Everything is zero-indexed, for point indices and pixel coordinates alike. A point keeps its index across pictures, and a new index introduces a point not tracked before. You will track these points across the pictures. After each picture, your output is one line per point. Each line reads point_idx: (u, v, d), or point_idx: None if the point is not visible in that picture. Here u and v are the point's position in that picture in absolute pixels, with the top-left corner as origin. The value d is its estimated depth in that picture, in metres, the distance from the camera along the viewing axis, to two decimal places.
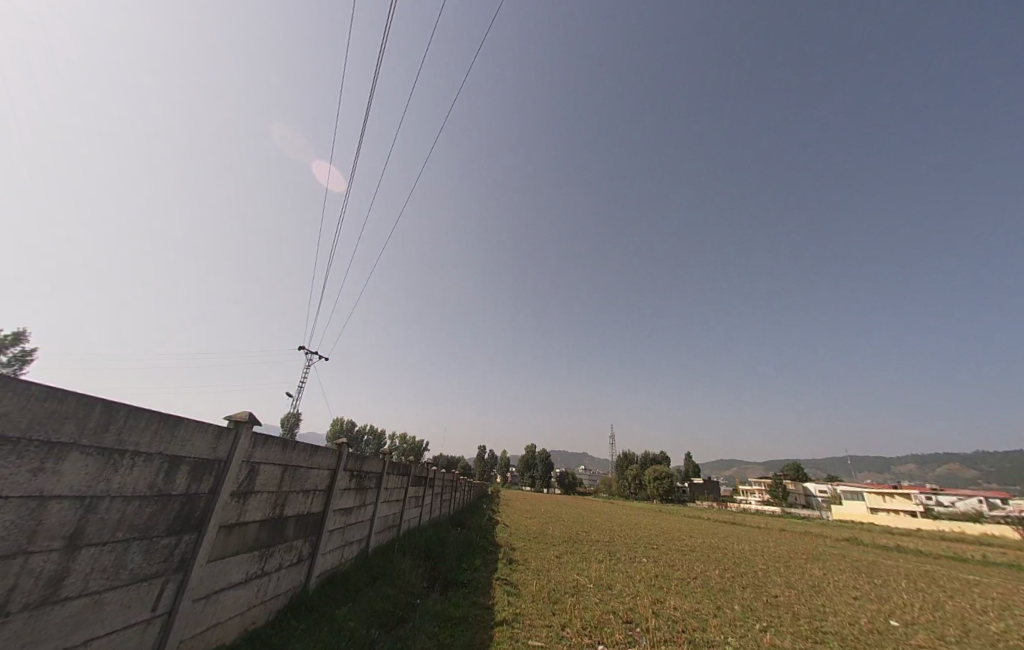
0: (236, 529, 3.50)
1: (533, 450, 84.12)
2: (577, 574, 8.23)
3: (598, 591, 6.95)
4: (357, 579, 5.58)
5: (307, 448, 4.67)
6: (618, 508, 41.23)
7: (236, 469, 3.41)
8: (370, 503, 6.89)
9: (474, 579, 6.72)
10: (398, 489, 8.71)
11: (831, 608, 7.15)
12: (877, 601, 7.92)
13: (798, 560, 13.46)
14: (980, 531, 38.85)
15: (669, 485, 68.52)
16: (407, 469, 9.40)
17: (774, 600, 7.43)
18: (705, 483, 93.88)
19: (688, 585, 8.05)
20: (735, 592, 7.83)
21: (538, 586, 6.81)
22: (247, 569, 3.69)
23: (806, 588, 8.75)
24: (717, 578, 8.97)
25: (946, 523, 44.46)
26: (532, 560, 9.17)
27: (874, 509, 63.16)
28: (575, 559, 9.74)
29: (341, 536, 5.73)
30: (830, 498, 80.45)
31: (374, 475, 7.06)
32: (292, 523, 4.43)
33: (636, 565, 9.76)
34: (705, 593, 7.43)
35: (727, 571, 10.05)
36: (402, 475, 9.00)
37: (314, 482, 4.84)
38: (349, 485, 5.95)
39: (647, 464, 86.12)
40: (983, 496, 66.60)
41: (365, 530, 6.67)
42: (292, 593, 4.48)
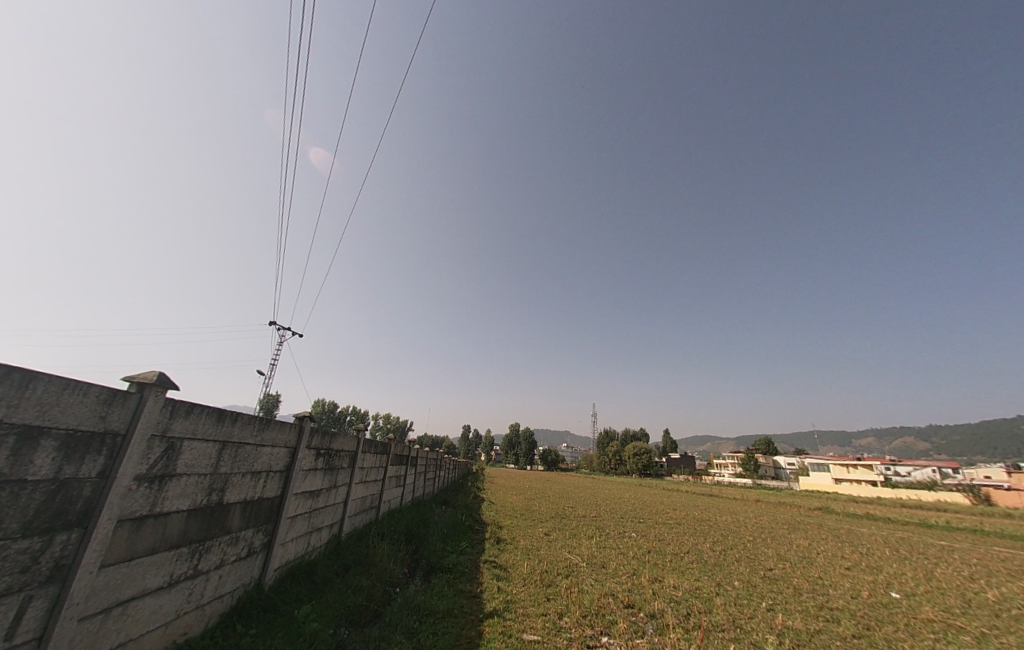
0: (150, 523, 2.69)
1: (517, 429, 85.16)
2: (569, 553, 7.80)
3: (593, 571, 6.51)
4: (326, 570, 4.90)
5: (256, 421, 3.84)
6: (601, 483, 42.15)
7: (142, 446, 2.55)
8: (344, 484, 6.18)
9: (459, 563, 6.14)
10: (377, 469, 8.00)
11: (829, 581, 6.94)
12: (871, 571, 7.81)
13: (780, 529, 13.64)
14: (935, 499, 41.42)
15: (649, 460, 70.82)
16: (387, 446, 8.67)
17: (772, 574, 7.19)
18: (682, 458, 97.44)
19: (684, 560, 7.74)
20: (731, 566, 7.58)
21: (530, 568, 6.30)
22: (171, 571, 2.92)
23: (799, 559, 8.62)
24: (710, 553, 8.74)
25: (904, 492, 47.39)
26: (521, 538, 8.72)
27: (839, 479, 66.79)
28: (564, 536, 9.35)
29: (306, 523, 4.99)
30: (798, 470, 84.81)
31: (347, 454, 6.30)
32: (237, 511, 3.64)
33: (628, 541, 9.46)
34: (703, 569, 7.12)
35: (718, 544, 9.90)
36: (381, 454, 8.28)
37: (268, 462, 4.04)
38: (315, 464, 5.16)
39: (628, 441, 88.70)
40: (937, 466, 71.23)
41: (336, 514, 5.96)
42: (240, 592, 3.76)
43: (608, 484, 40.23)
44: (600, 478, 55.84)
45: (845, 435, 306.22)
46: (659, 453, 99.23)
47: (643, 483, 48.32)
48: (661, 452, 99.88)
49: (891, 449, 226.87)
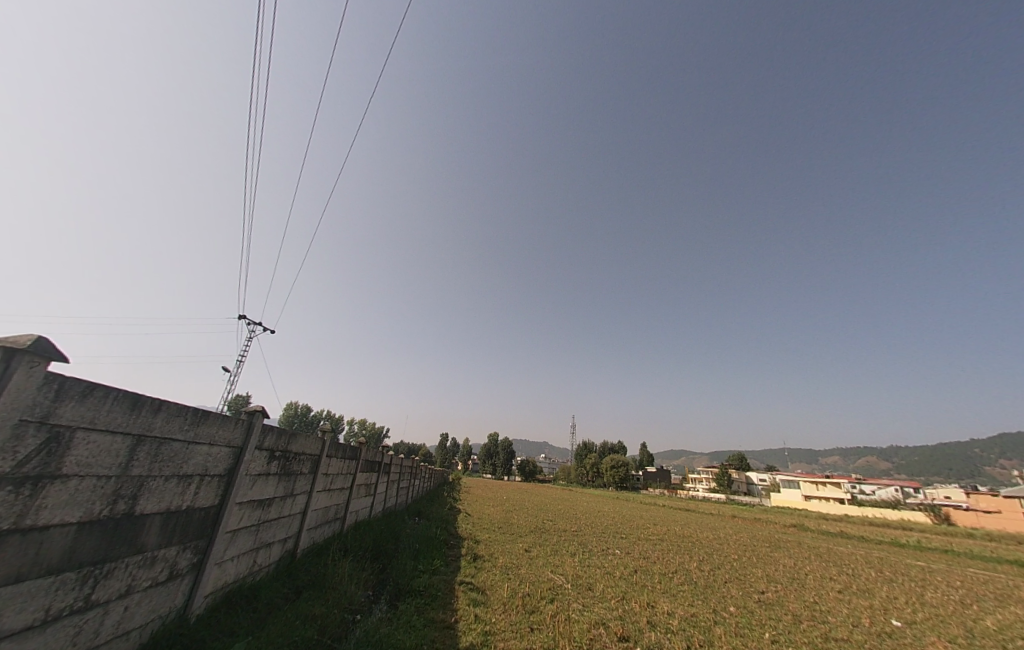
0: (14, 541, 1.99)
1: (496, 438, 84.01)
2: (552, 572, 7.22)
3: (580, 594, 5.95)
4: (273, 595, 4.14)
5: (189, 413, 3.13)
6: (578, 495, 41.50)
7: (4, 437, 1.87)
8: (303, 493, 5.41)
9: (432, 585, 5.44)
10: (344, 476, 7.23)
11: (825, 606, 6.61)
12: (861, 595, 7.56)
13: (762, 547, 13.41)
14: (897, 518, 42.77)
15: (627, 473, 70.98)
16: (357, 451, 7.90)
17: (766, 598, 6.81)
18: (659, 472, 98.04)
19: (673, 582, 7.26)
20: (723, 588, 7.17)
21: (510, 590, 5.68)
22: (48, 605, 2.21)
23: (789, 581, 8.30)
24: (699, 572, 8.33)
25: (869, 510, 48.80)
26: (500, 555, 8.05)
27: (808, 496, 68.44)
28: (546, 553, 8.73)
29: (251, 538, 4.22)
30: (769, 485, 86.65)
31: (309, 458, 5.54)
32: (154, 525, 2.91)
33: (614, 559, 8.92)
34: (695, 592, 6.68)
35: (704, 563, 9.53)
36: (350, 460, 7.51)
37: (201, 464, 3.31)
38: (267, 469, 4.41)
39: (606, 452, 89.19)
40: (898, 486, 74.06)
41: (292, 527, 5.19)
42: (154, 627, 3.01)
43: (586, 497, 39.63)
44: (578, 490, 55.09)
45: (812, 453, 316.61)
46: (636, 466, 99.40)
47: (621, 496, 47.89)
48: (638, 466, 100.25)
49: (855, 468, 235.76)
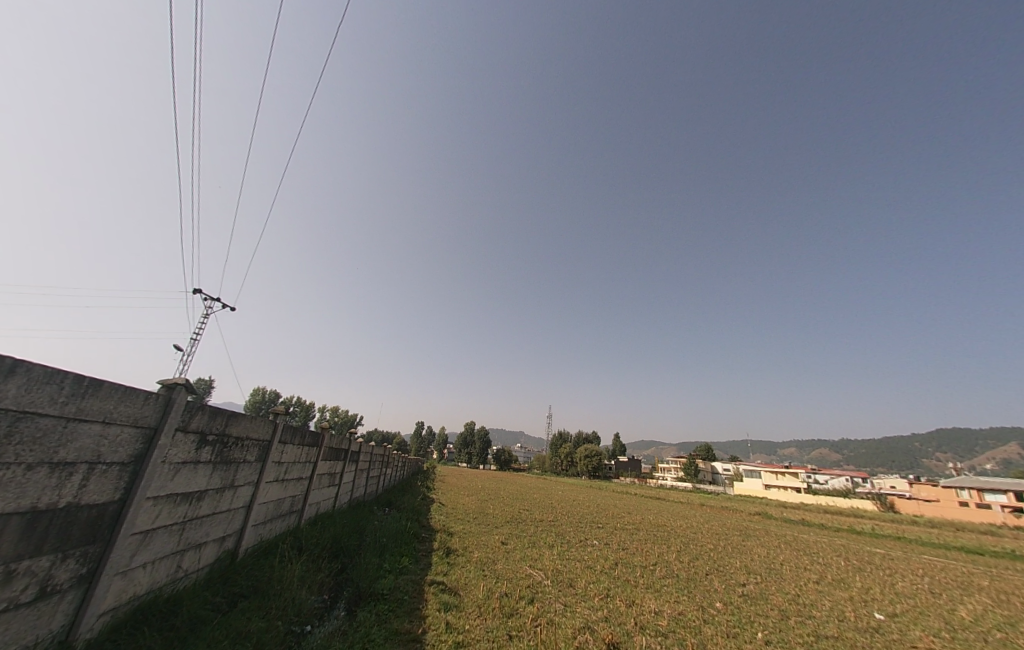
0: None
1: (472, 427, 83.63)
2: (530, 567, 6.75)
3: (562, 593, 5.50)
4: (198, 608, 3.40)
5: (67, 381, 2.32)
6: (553, 484, 41.73)
7: None
8: (247, 483, 4.63)
9: (397, 587, 4.83)
10: (302, 465, 6.45)
11: (808, 600, 6.48)
12: (837, 586, 7.55)
13: (735, 536, 13.58)
14: (847, 506, 45.62)
15: (600, 463, 72.43)
16: (320, 437, 7.11)
17: (748, 591, 6.63)
18: (630, 461, 100.82)
19: (655, 575, 6.96)
20: (706, 581, 6.95)
21: (486, 591, 5.15)
22: None
23: (767, 572, 8.23)
24: (679, 564, 8.13)
25: (824, 499, 51.77)
26: (475, 550, 7.52)
27: (768, 486, 71.88)
28: (523, 546, 8.28)
29: (173, 539, 3.46)
30: (733, 475, 90.68)
31: (256, 443, 4.75)
32: (10, 530, 2.12)
33: (593, 551, 8.57)
34: (679, 587, 6.39)
35: (683, 553, 9.39)
36: (310, 447, 6.73)
37: (89, 449, 2.51)
38: (197, 456, 3.61)
39: (580, 443, 90.72)
40: (850, 477, 79.01)
41: (232, 524, 4.43)
42: None
43: (560, 486, 39.85)
44: (553, 480, 55.66)
45: (772, 445, 335.03)
46: (609, 456, 101.38)
47: (594, 485, 48.59)
48: (610, 455, 102.54)
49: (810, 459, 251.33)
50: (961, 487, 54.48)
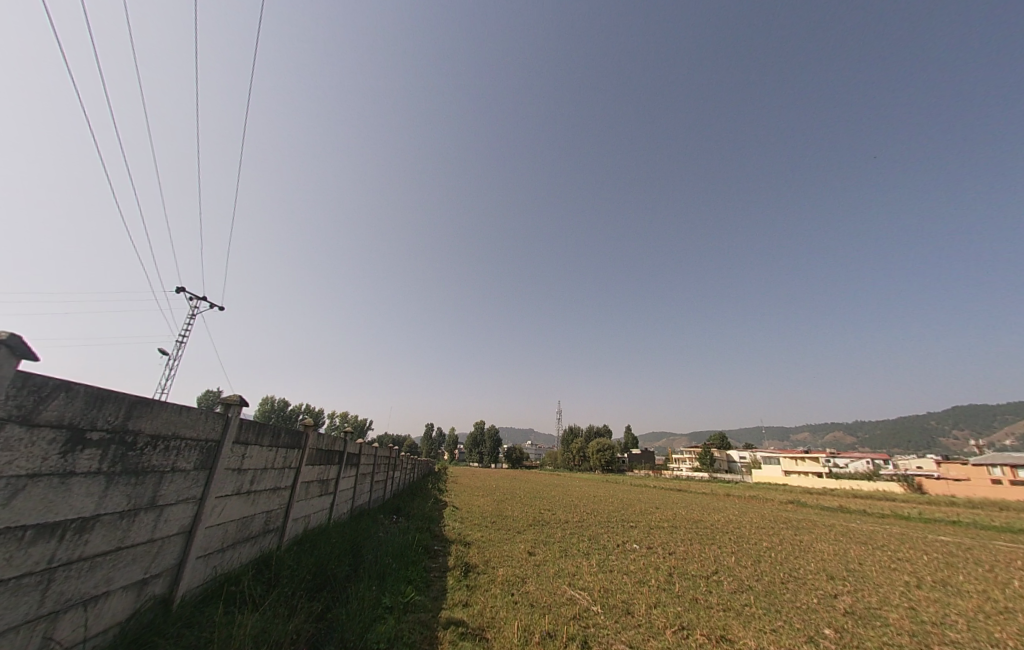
0: None
1: (483, 426, 82.48)
2: (571, 587, 5.38)
3: (622, 626, 4.17)
4: None
5: None
6: (570, 481, 40.32)
7: None
8: (182, 501, 3.30)
9: (400, 638, 3.46)
10: (279, 473, 5.13)
11: (932, 617, 5.06)
12: (949, 595, 6.09)
13: (784, 531, 12.15)
14: (876, 489, 43.76)
15: (613, 457, 71.03)
16: (303, 436, 5.80)
17: (850, 608, 5.21)
18: (644, 454, 99.32)
19: (726, 591, 5.59)
20: (793, 597, 5.55)
21: (523, 633, 3.77)
22: None
23: (852, 578, 6.79)
24: (745, 573, 6.72)
25: (850, 484, 49.71)
26: (499, 566, 6.13)
27: (788, 472, 69.88)
28: (555, 557, 6.92)
29: (26, 598, 2.14)
30: (750, 462, 88.95)
31: (195, 446, 3.40)
32: None
33: (638, 560, 7.17)
34: (765, 607, 5.00)
35: (743, 557, 7.94)
36: (292, 449, 5.43)
37: None
38: (63, 466, 2.27)
39: (592, 437, 89.36)
40: (873, 458, 76.55)
41: (158, 558, 3.10)
42: None
43: (576, 481, 38.62)
44: (568, 475, 54.62)
45: (786, 430, 330.87)
46: (622, 448, 99.77)
47: (612, 479, 47.04)
48: (623, 449, 101.08)
49: (826, 443, 247.67)
50: (993, 464, 52.34)
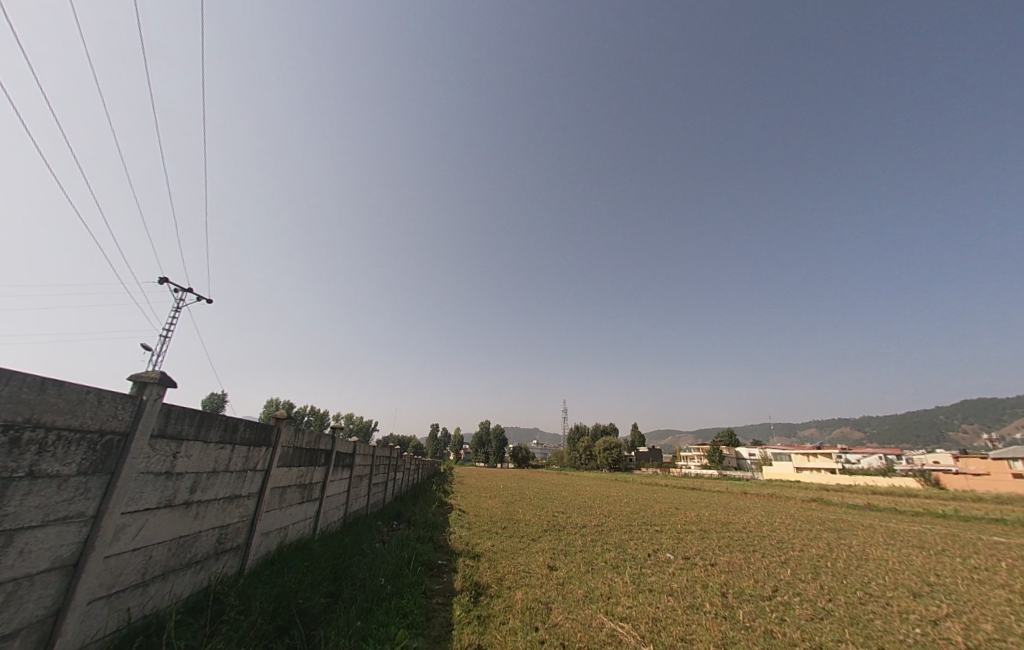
0: None
1: (487, 426, 81.34)
2: (609, 617, 4.26)
3: None
4: None
5: None
6: (577, 480, 39.24)
7: None
8: (55, 523, 2.21)
9: None
10: (238, 478, 4.04)
11: None
12: None
13: (827, 534, 10.93)
14: (894, 485, 42.13)
15: (620, 455, 69.76)
16: (273, 432, 4.72)
17: (970, 643, 4.04)
18: (652, 452, 97.92)
19: (803, 619, 4.45)
20: (888, 626, 4.39)
21: None
22: None
23: (943, 597, 5.62)
24: (812, 591, 5.55)
25: (864, 479, 48.26)
26: (516, 587, 5.01)
27: (800, 469, 68.03)
28: (581, 573, 5.82)
29: None
30: (759, 459, 87.44)
31: (78, 440, 2.31)
32: None
33: (680, 574, 6.04)
34: (864, 645, 3.84)
35: (799, 569, 6.78)
36: (255, 448, 4.33)
37: None
38: None
39: (598, 435, 88.32)
40: (885, 453, 74.93)
41: (10, 610, 2.02)
42: None
43: (585, 481, 37.50)
44: (574, 475, 53.73)
45: (793, 426, 327.42)
46: (629, 446, 98.36)
47: (621, 478, 46.01)
48: (630, 446, 100.16)
49: (835, 438, 244.49)
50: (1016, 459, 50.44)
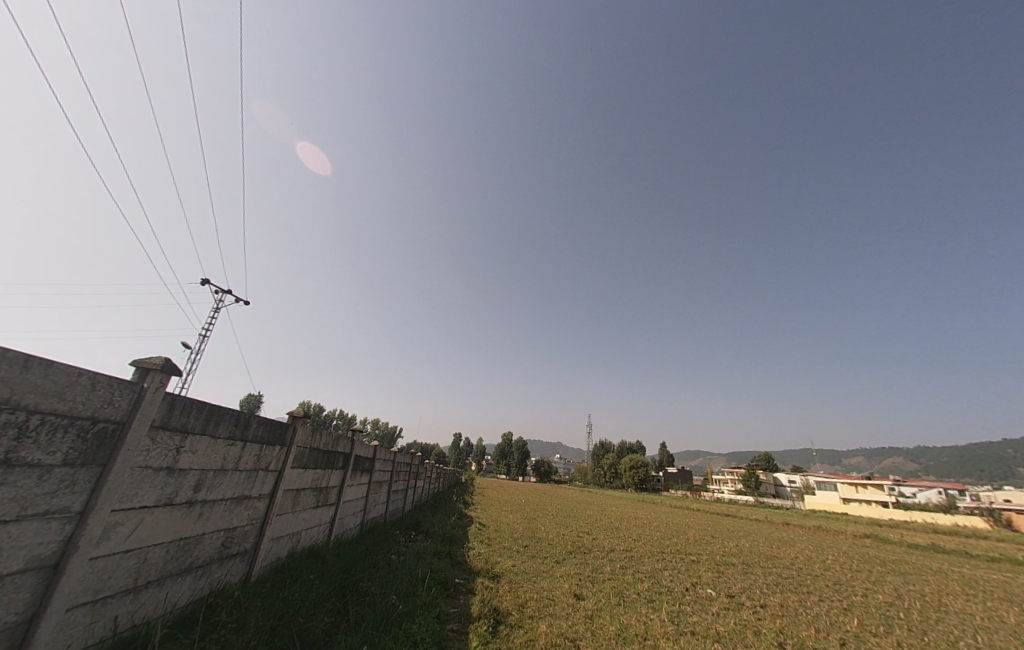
0: None
1: (509, 438, 80.35)
2: None
3: None
4: None
5: None
6: (601, 499, 37.70)
7: None
8: (33, 518, 1.99)
9: None
10: (248, 478, 3.82)
11: None
12: None
13: (893, 577, 9.59)
14: (960, 524, 37.71)
15: (647, 475, 66.71)
16: (288, 431, 4.50)
17: None
18: (681, 473, 93.22)
19: None
20: None
21: None
22: None
23: None
24: None
25: (924, 515, 43.52)
26: (540, 618, 4.50)
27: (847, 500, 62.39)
28: (611, 605, 5.20)
29: None
30: (801, 486, 81.21)
31: (64, 426, 2.11)
32: None
33: (725, 615, 5.29)
34: None
35: (866, 619, 5.79)
36: (268, 447, 4.12)
37: None
38: None
39: (623, 452, 85.25)
40: (947, 487, 67.63)
41: None
42: None
43: (610, 500, 35.88)
44: (598, 493, 51.74)
45: (838, 453, 303.74)
46: (657, 465, 94.13)
47: (648, 499, 43.76)
48: (658, 466, 95.88)
49: (886, 468, 224.37)
50: None
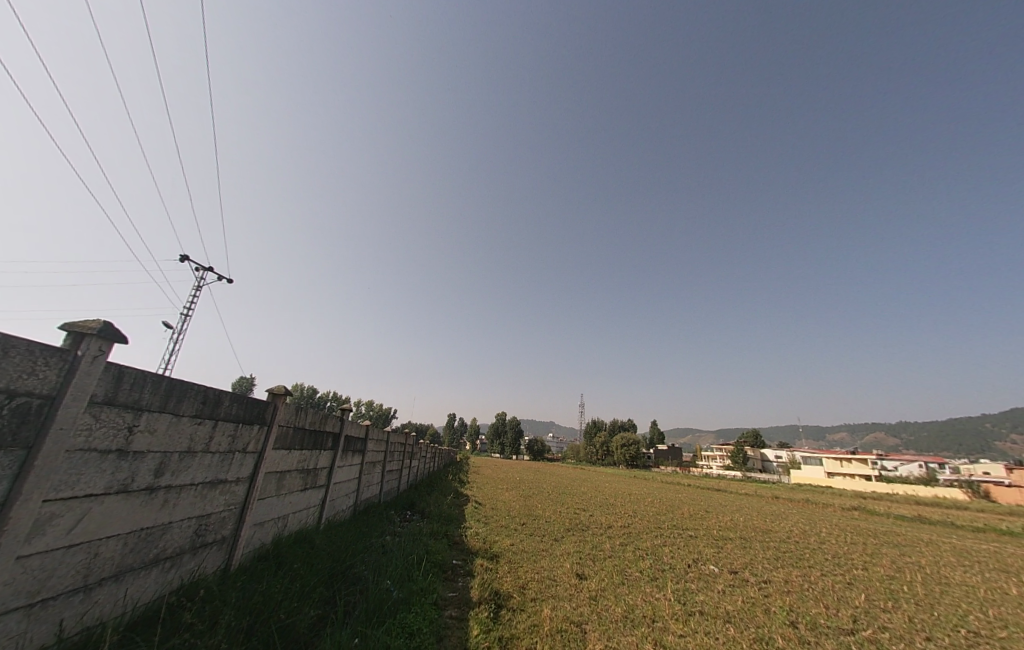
0: None
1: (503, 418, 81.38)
2: None
3: None
4: None
5: None
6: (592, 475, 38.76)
7: None
8: None
9: None
10: (222, 461, 3.45)
11: None
12: None
13: (886, 550, 9.69)
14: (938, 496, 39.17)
15: (639, 453, 68.10)
16: (268, 409, 4.12)
17: None
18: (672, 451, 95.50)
19: None
20: None
21: None
22: None
23: None
24: (902, 625, 4.52)
25: (904, 488, 45.15)
26: (543, 601, 4.28)
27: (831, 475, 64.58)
28: (615, 585, 5.03)
29: None
30: (787, 462, 83.75)
31: None
32: None
33: (732, 593, 5.16)
34: None
35: (871, 593, 5.72)
36: (245, 427, 3.74)
37: None
38: None
39: (616, 431, 86.84)
40: (926, 460, 70.19)
41: None
42: None
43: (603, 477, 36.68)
44: (591, 470, 52.78)
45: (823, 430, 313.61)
46: (648, 444, 96.18)
47: (640, 476, 44.75)
48: (649, 444, 98.04)
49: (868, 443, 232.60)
50: None
